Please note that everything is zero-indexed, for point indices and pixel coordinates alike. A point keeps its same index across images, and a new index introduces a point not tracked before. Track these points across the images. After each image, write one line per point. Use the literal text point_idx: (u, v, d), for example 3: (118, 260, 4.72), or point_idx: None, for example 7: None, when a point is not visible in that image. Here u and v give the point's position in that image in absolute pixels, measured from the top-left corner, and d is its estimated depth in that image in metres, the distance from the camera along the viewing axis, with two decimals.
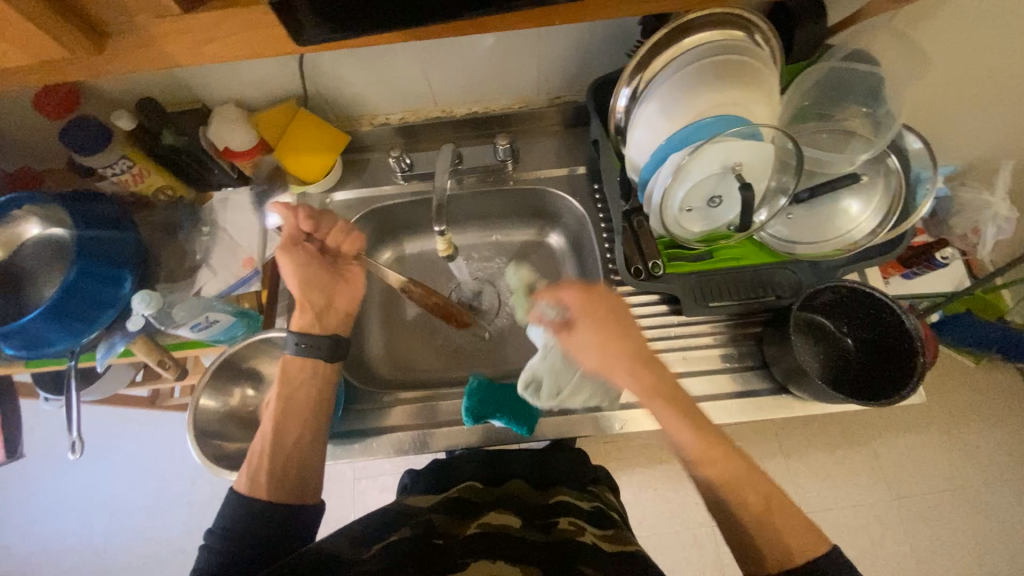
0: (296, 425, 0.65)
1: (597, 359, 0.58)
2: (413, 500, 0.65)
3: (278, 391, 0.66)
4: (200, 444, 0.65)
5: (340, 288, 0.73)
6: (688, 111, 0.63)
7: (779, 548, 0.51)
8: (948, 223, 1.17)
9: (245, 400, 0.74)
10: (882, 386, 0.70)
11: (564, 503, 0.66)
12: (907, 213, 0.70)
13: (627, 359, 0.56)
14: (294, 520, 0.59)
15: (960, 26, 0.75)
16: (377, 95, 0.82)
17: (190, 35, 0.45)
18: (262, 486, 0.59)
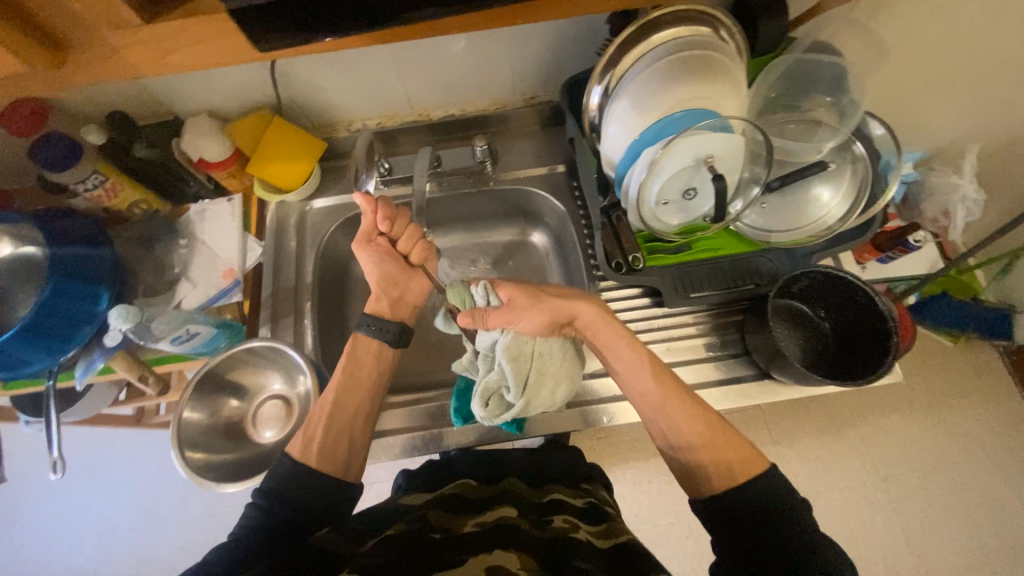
0: (357, 398, 0.67)
1: (546, 317, 0.64)
2: (409, 499, 0.65)
3: (343, 364, 0.69)
4: (186, 457, 0.64)
5: (412, 280, 0.75)
6: (660, 106, 0.64)
7: (723, 462, 0.58)
8: (920, 207, 1.20)
9: (231, 412, 0.73)
10: (861, 367, 0.71)
11: (558, 502, 0.67)
12: (874, 199, 0.72)
13: (566, 305, 0.65)
14: (334, 492, 0.59)
15: (917, 16, 0.77)
16: (354, 100, 0.82)
17: (152, 44, 0.45)
18: (313, 453, 0.61)
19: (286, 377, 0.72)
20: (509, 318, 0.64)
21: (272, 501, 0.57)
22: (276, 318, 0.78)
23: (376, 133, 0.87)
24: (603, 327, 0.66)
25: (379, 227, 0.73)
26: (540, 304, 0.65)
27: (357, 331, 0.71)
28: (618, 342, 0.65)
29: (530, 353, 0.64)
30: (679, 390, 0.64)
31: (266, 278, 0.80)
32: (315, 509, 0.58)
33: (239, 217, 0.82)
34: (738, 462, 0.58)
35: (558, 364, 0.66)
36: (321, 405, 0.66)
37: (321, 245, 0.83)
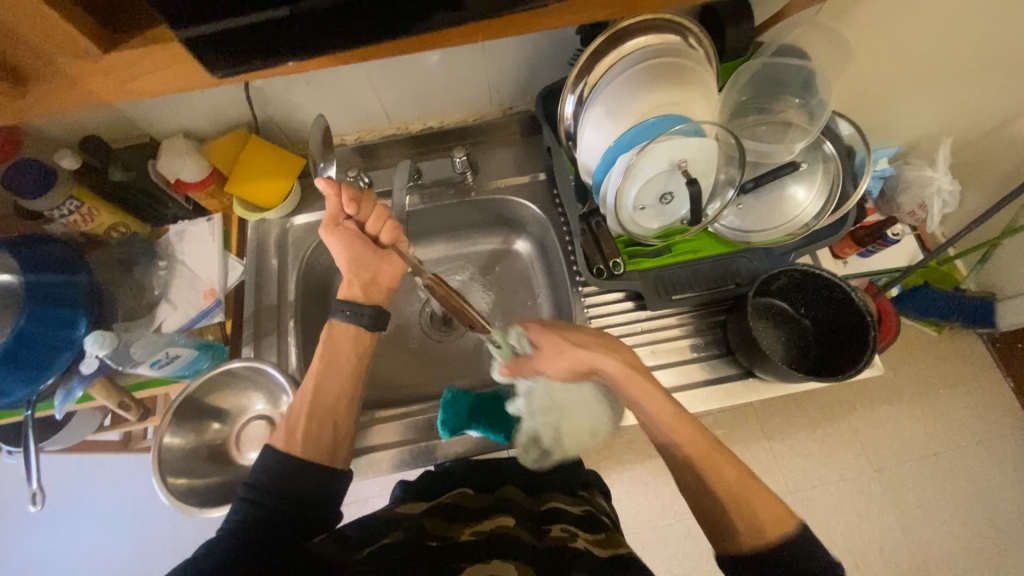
0: (336, 380, 0.68)
1: (572, 363, 0.67)
2: (405, 506, 0.63)
3: (320, 352, 0.69)
4: (167, 483, 0.63)
5: (383, 263, 0.74)
6: (632, 113, 0.65)
7: (747, 514, 0.58)
8: (897, 200, 1.22)
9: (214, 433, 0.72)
10: (841, 360, 0.72)
11: (556, 509, 0.66)
12: (847, 197, 0.73)
13: (593, 353, 0.66)
14: (324, 489, 0.59)
15: (881, 18, 0.79)
16: (331, 116, 0.82)
17: (113, 72, 0.45)
18: (297, 442, 0.61)
19: (270, 398, 0.71)
20: (534, 360, 0.68)
21: (264, 502, 0.56)
22: (258, 338, 0.77)
23: (355, 148, 0.87)
24: (633, 381, 0.65)
25: (345, 211, 0.73)
26: (565, 351, 0.67)
27: (333, 319, 0.71)
28: (646, 390, 0.64)
29: (558, 403, 0.69)
30: (710, 444, 0.62)
31: (249, 297, 0.79)
32: (313, 504, 0.57)
33: (219, 236, 0.81)
34: (768, 520, 0.56)
35: (588, 412, 0.70)
36: (302, 394, 0.66)
37: (303, 261, 0.83)
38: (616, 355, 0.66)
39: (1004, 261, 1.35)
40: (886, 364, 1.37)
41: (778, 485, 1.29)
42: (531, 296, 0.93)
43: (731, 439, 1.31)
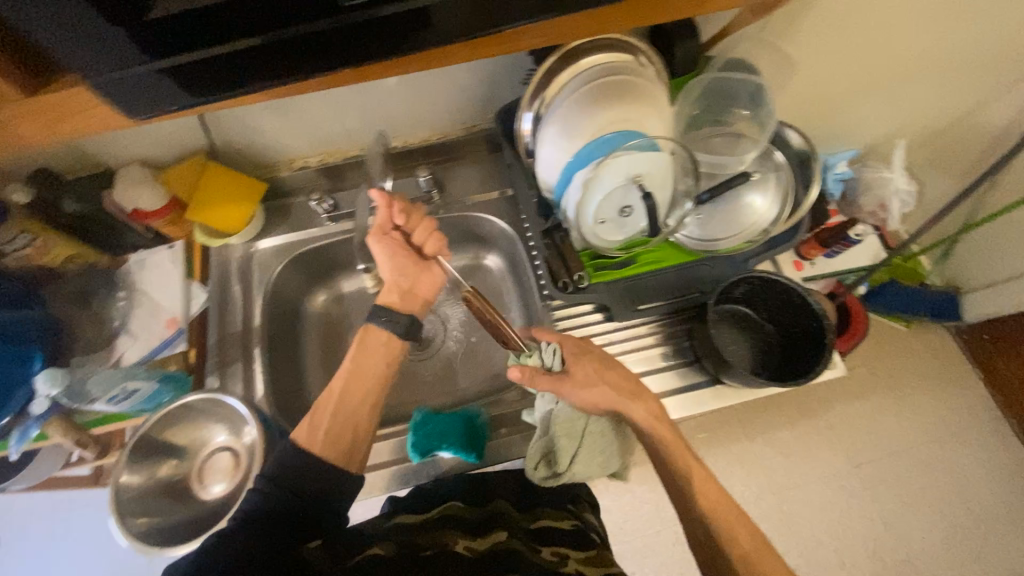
0: (365, 392, 0.67)
1: (602, 395, 0.69)
2: (400, 517, 0.62)
3: (352, 353, 0.69)
4: (127, 525, 0.59)
5: (425, 273, 0.75)
6: (587, 129, 0.66)
7: (739, 553, 0.62)
8: (859, 201, 1.25)
9: (174, 468, 0.68)
10: (800, 366, 0.74)
11: (546, 530, 0.64)
12: (799, 203, 0.76)
13: (625, 389, 0.69)
14: (328, 495, 0.58)
15: (823, 32, 0.83)
16: (293, 139, 0.82)
17: (34, 115, 0.45)
18: (317, 441, 0.61)
19: (231, 428, 0.68)
20: (568, 383, 0.68)
21: (274, 494, 0.55)
22: (223, 367, 0.76)
23: (319, 170, 0.86)
24: (656, 429, 0.68)
25: (393, 221, 0.75)
26: (598, 383, 0.69)
27: (369, 322, 0.70)
28: (666, 435, 0.68)
29: (581, 430, 0.70)
30: (716, 487, 0.66)
31: (212, 324, 0.78)
32: (322, 503, 0.57)
33: (182, 263, 0.80)
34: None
35: (601, 444, 0.71)
36: (329, 397, 0.65)
37: (269, 285, 0.82)
38: (641, 395, 0.69)
39: (963, 257, 1.46)
40: (860, 360, 1.40)
41: (763, 486, 1.29)
42: (504, 311, 0.93)
43: (715, 442, 1.32)
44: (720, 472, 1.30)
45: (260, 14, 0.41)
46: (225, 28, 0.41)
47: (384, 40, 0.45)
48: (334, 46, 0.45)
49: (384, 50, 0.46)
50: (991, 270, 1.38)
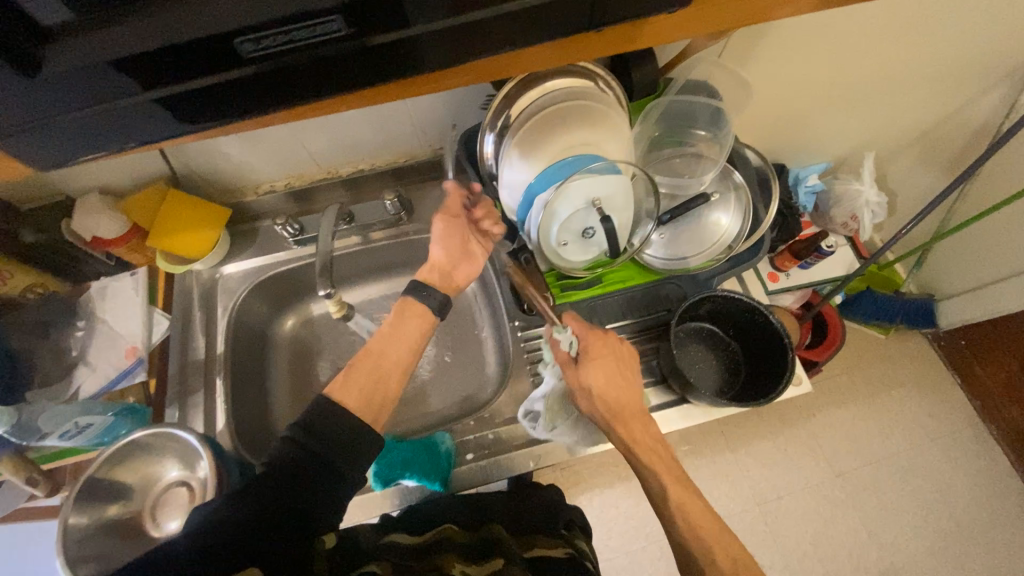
0: (403, 356, 0.68)
1: (607, 403, 0.66)
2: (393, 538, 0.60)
3: (390, 321, 0.71)
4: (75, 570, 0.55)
5: (466, 258, 0.76)
6: (545, 154, 0.67)
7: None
8: (830, 214, 1.25)
9: (124, 505, 0.64)
10: (764, 385, 0.75)
11: (540, 560, 0.60)
12: (759, 222, 0.77)
13: (628, 402, 0.66)
14: (308, 487, 0.53)
15: (782, 55, 0.83)
16: (256, 163, 0.81)
17: None
18: (348, 399, 0.62)
19: (187, 460, 0.65)
20: (578, 372, 0.67)
21: (305, 446, 0.55)
22: (184, 398, 0.75)
23: (285, 194, 0.86)
24: (649, 437, 0.65)
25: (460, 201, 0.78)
26: (601, 393, 0.66)
27: (409, 293, 0.72)
28: (658, 447, 0.65)
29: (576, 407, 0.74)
30: (708, 524, 0.60)
31: (174, 353, 0.77)
32: (343, 471, 0.55)
33: (144, 290, 0.78)
34: None
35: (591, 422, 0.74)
36: (369, 356, 0.67)
37: (233, 312, 0.81)
38: (637, 415, 0.66)
39: (937, 263, 1.39)
40: (838, 368, 1.41)
41: (747, 498, 1.29)
42: (475, 331, 0.93)
43: (697, 455, 1.31)
44: (703, 485, 1.29)
45: (156, 69, 0.38)
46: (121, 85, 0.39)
47: (300, 90, 0.43)
48: (246, 93, 0.42)
49: (301, 98, 0.43)
50: (961, 276, 1.33)
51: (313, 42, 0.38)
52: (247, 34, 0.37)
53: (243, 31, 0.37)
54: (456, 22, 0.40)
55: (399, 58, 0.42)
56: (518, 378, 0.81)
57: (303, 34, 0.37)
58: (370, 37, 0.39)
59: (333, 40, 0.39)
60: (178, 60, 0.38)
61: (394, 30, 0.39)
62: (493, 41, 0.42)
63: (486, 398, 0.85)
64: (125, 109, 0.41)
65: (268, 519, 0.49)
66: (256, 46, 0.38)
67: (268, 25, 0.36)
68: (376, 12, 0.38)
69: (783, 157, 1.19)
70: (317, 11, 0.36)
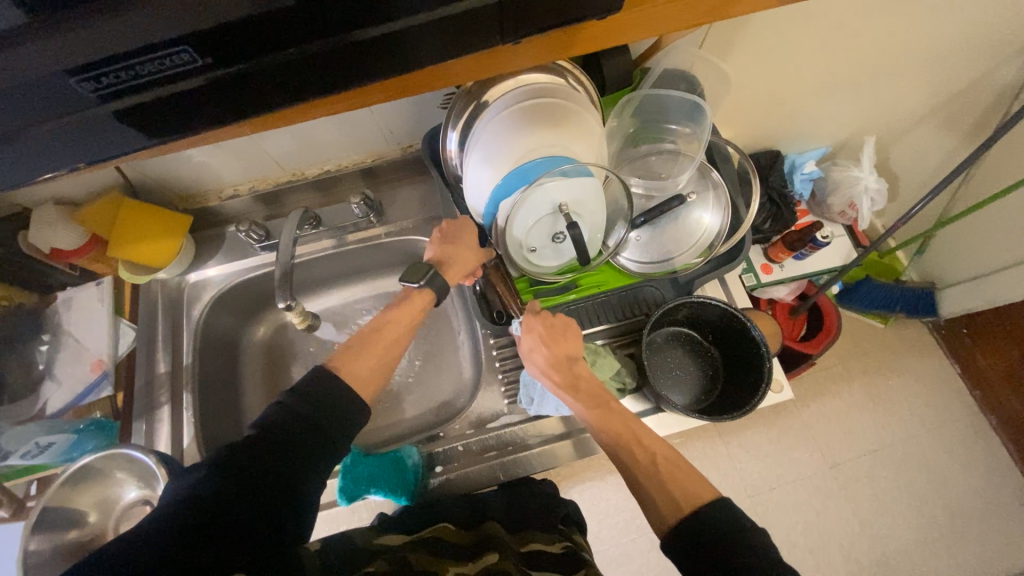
0: (403, 344, 0.68)
1: (539, 358, 0.66)
2: (385, 538, 0.59)
3: (402, 308, 0.68)
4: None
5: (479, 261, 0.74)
6: (510, 157, 0.62)
7: (666, 495, 0.53)
8: (828, 202, 1.18)
9: (83, 529, 0.64)
10: (741, 392, 0.73)
11: (537, 554, 0.59)
12: (739, 221, 0.74)
13: (562, 357, 0.66)
14: (292, 453, 0.51)
15: (769, 44, 0.78)
16: (218, 168, 0.78)
17: None
18: (353, 365, 0.61)
19: (145, 480, 0.65)
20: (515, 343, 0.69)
21: (296, 408, 0.53)
22: (151, 411, 0.74)
23: (252, 198, 0.84)
24: (585, 384, 0.65)
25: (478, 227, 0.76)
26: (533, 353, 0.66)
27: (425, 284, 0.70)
28: (594, 392, 0.64)
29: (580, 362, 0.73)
30: (638, 435, 0.60)
31: (140, 367, 0.76)
32: (332, 437, 0.54)
33: (109, 300, 0.78)
34: (684, 495, 0.52)
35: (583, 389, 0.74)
36: (374, 336, 0.65)
37: (195, 326, 0.79)
38: (566, 358, 0.66)
39: (940, 249, 1.32)
40: (835, 358, 1.35)
41: (737, 490, 1.23)
42: (452, 335, 0.91)
43: (687, 448, 1.25)
44: None
45: (31, 103, 0.35)
46: None
47: (183, 118, 0.40)
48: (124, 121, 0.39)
49: (191, 126, 0.41)
50: (963, 263, 1.28)
51: (168, 73, 0.35)
52: (83, 73, 0.33)
53: (77, 72, 0.33)
54: (336, 45, 0.36)
55: (280, 83, 0.38)
56: (489, 386, 0.80)
57: (150, 67, 0.33)
58: (236, 64, 0.35)
59: (189, 70, 0.35)
60: (46, 94, 0.34)
61: (266, 55, 0.36)
62: (417, 52, 0.38)
63: (460, 406, 0.84)
64: (18, 143, 0.38)
65: (248, 488, 0.47)
66: (99, 84, 0.34)
67: (105, 63, 0.32)
68: (236, 39, 0.34)
69: (775, 145, 1.13)
70: (158, 44, 0.32)
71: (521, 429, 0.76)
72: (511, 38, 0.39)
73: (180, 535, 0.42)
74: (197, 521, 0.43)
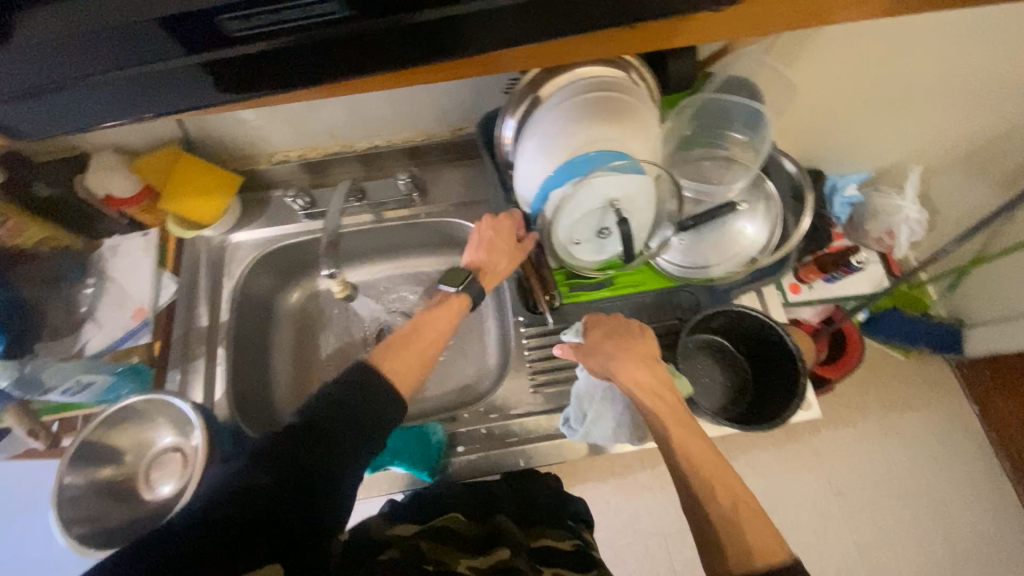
0: (439, 343, 0.67)
1: (619, 362, 0.64)
2: (395, 529, 0.57)
3: (436, 311, 0.69)
4: (68, 529, 0.58)
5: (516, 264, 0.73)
6: (567, 145, 0.62)
7: (738, 539, 0.52)
8: (865, 227, 1.15)
9: (116, 469, 0.66)
10: (772, 406, 0.73)
11: (547, 551, 0.59)
12: (788, 234, 0.73)
13: (645, 368, 0.64)
14: (327, 444, 0.52)
15: (833, 57, 0.78)
16: (271, 131, 0.80)
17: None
18: (388, 358, 0.62)
19: (180, 427, 0.67)
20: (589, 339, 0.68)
21: (338, 398, 0.55)
22: (187, 362, 0.76)
23: (300, 165, 0.84)
24: (667, 399, 0.62)
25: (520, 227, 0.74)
26: (606, 352, 0.66)
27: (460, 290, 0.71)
28: (674, 410, 0.61)
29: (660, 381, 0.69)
30: (718, 466, 0.57)
31: (179, 318, 0.78)
32: (365, 431, 0.54)
33: (154, 251, 0.79)
34: (757, 545, 0.51)
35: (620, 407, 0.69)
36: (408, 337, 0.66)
37: (237, 284, 0.81)
38: (646, 367, 0.64)
39: (977, 288, 1.29)
40: (857, 387, 1.33)
41: None
42: (481, 321, 0.91)
43: None
44: None
45: (182, 34, 0.41)
46: (125, 45, 0.42)
47: (287, 73, 0.46)
48: (244, 63, 0.44)
49: (290, 84, 0.47)
50: (1000, 304, 1.24)
51: (303, 22, 0.41)
52: (236, 11, 0.40)
53: (232, 8, 0.40)
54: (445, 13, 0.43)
55: (391, 44, 0.45)
56: (516, 374, 0.80)
57: (296, 13, 0.40)
58: (365, 21, 0.42)
59: (326, 22, 0.41)
60: (198, 27, 0.41)
61: (372, 18, 0.42)
62: (507, 27, 0.44)
63: (484, 391, 0.85)
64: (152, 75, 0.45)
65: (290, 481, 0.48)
66: (245, 22, 0.41)
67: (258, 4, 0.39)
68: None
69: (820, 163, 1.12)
70: None
71: (543, 418, 0.77)
72: (583, 28, 0.45)
73: (223, 536, 0.43)
74: (245, 514, 0.45)
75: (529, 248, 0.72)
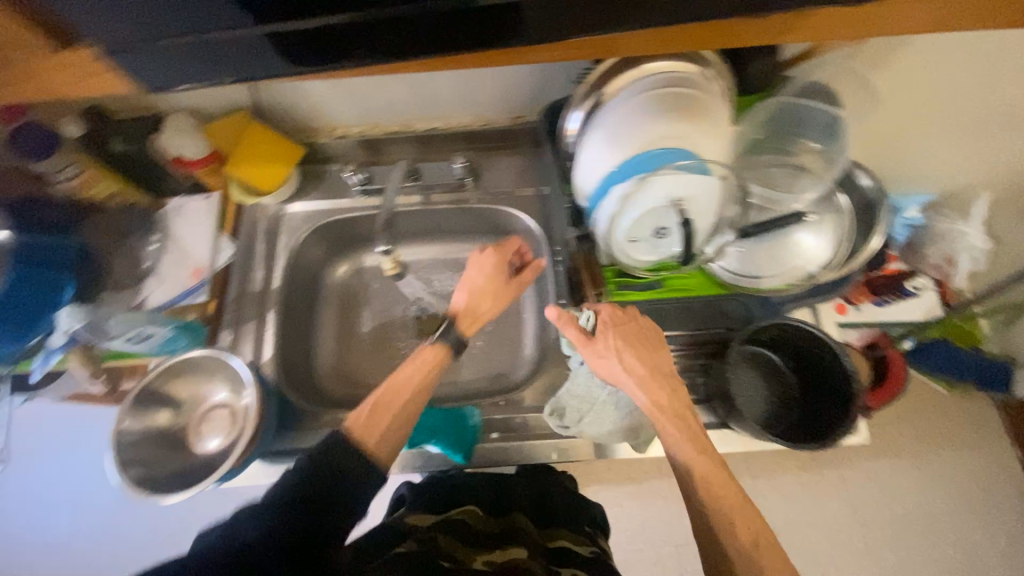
0: (420, 398, 0.63)
1: (633, 369, 0.62)
2: (413, 517, 0.60)
3: (412, 364, 0.65)
4: (125, 469, 0.60)
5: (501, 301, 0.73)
6: (636, 140, 0.61)
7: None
8: (924, 252, 1.06)
9: (173, 416, 0.70)
10: (820, 423, 0.70)
11: (563, 553, 0.59)
12: (855, 249, 0.70)
13: (659, 379, 0.61)
14: (316, 516, 0.49)
15: (917, 67, 0.75)
16: (337, 106, 0.81)
17: (81, 68, 0.47)
18: (361, 424, 0.58)
19: (234, 386, 0.69)
20: (601, 339, 0.64)
21: (309, 473, 0.51)
22: (239, 323, 0.79)
23: (358, 141, 0.85)
24: (679, 412, 0.59)
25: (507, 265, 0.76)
26: (618, 355, 0.63)
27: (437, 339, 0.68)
28: (685, 422, 0.59)
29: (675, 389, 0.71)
30: (731, 488, 0.55)
31: (235, 281, 0.81)
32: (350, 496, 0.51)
33: (214, 215, 0.82)
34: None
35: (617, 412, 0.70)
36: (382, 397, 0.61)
37: (290, 252, 0.83)
38: (659, 375, 0.61)
39: None
40: None
41: None
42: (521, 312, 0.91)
43: None
44: None
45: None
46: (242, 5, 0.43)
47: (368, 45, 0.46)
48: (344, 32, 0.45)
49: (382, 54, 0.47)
50: None
51: None
52: None
53: None
54: None
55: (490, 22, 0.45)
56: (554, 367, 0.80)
57: None
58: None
59: None
60: None
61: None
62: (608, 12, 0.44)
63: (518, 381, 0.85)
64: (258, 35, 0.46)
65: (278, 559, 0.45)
66: None
67: None
68: None
69: None
70: None
71: None
72: (651, 24, 0.45)
73: None
74: None
75: (526, 277, 0.73)
